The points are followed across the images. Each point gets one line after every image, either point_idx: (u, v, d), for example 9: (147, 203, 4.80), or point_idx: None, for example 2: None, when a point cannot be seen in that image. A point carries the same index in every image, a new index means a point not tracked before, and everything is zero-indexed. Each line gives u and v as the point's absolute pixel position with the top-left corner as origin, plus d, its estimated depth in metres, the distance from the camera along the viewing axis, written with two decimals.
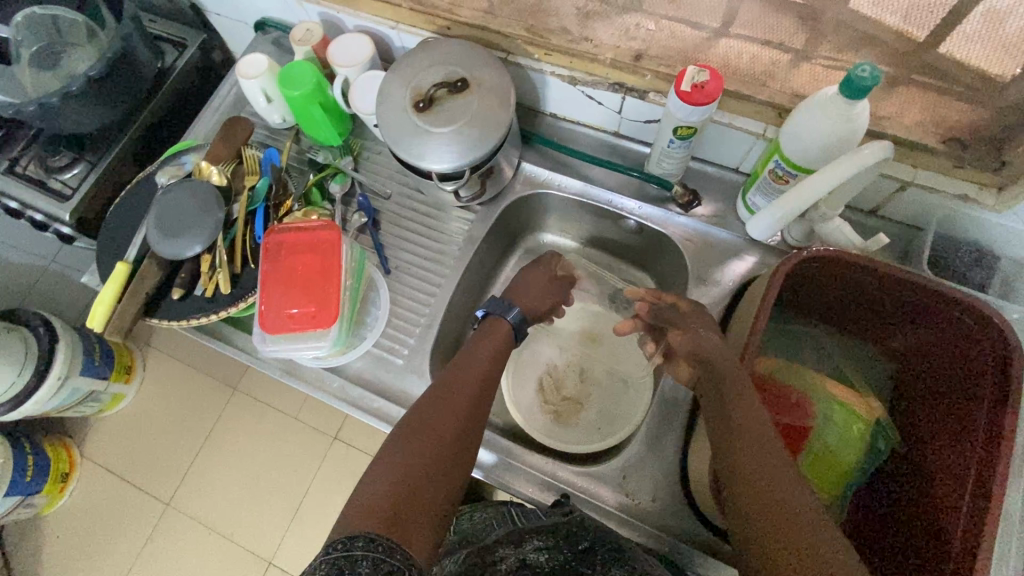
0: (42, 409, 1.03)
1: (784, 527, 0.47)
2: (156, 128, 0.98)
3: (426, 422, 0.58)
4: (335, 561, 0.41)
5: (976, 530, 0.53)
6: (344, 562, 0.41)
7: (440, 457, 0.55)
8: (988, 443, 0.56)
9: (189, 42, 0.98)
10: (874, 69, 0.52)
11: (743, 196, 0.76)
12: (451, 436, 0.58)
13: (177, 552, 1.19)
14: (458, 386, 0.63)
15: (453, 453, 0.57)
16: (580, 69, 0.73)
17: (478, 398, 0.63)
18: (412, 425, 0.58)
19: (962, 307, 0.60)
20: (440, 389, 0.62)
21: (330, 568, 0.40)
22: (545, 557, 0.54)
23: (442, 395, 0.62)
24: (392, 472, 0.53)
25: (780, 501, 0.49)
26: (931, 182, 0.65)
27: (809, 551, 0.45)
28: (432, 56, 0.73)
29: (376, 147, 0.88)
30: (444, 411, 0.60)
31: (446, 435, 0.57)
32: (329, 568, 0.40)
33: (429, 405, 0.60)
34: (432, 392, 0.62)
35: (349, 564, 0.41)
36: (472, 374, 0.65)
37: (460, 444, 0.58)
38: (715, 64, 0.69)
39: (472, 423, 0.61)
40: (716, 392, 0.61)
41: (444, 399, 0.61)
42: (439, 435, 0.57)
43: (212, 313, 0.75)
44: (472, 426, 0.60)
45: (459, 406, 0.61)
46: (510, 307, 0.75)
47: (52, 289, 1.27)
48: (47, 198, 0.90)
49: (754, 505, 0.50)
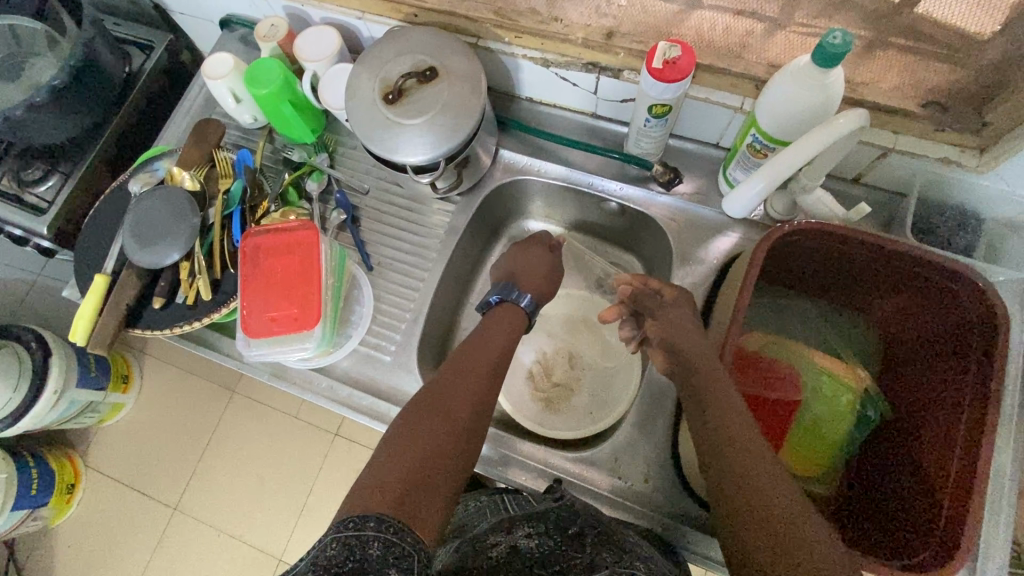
0: (43, 422, 1.04)
1: (766, 504, 0.47)
2: (129, 134, 0.96)
3: (430, 406, 0.57)
4: (346, 542, 0.40)
5: (962, 500, 0.54)
6: (354, 541, 0.41)
7: (449, 439, 0.55)
8: (976, 410, 0.56)
9: (155, 44, 0.96)
10: (846, 35, 0.51)
11: (723, 171, 0.75)
12: (460, 420, 0.57)
13: (188, 556, 1.20)
14: (465, 371, 0.62)
15: (464, 445, 0.55)
16: (552, 50, 0.72)
17: (487, 390, 0.62)
18: (417, 411, 0.57)
19: (947, 273, 0.59)
20: (444, 376, 0.61)
21: (341, 546, 0.40)
22: (535, 543, 0.54)
23: (445, 380, 0.61)
24: (388, 456, 0.52)
25: (762, 480, 0.49)
26: (912, 146, 0.64)
27: (792, 532, 0.45)
28: (399, 45, 0.71)
29: (352, 142, 0.87)
30: (455, 396, 0.59)
31: (455, 423, 0.56)
32: (340, 548, 0.40)
33: (434, 391, 0.59)
34: (436, 378, 0.61)
35: (359, 543, 0.41)
36: (479, 361, 0.64)
37: (470, 426, 0.57)
38: (689, 38, 0.67)
39: (483, 409, 0.60)
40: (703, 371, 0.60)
41: (454, 383, 0.60)
42: (445, 416, 0.56)
43: (195, 320, 0.74)
44: (483, 410, 0.60)
45: (468, 389, 0.60)
46: (522, 295, 0.74)
47: (41, 302, 1.27)
48: (23, 213, 0.89)
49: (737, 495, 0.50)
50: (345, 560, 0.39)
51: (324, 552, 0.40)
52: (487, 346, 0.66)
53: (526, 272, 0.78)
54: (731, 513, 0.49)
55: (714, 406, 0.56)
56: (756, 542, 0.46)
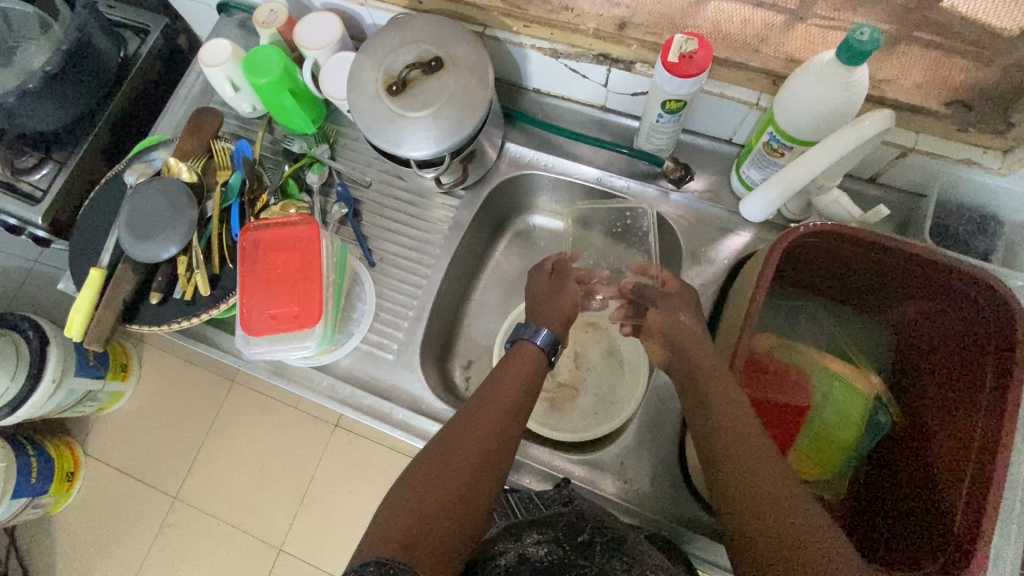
0: (41, 411, 1.02)
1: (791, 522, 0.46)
2: (125, 121, 0.94)
3: (441, 456, 0.54)
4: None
5: (976, 509, 0.52)
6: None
7: (457, 488, 0.52)
8: (991, 419, 0.55)
9: (151, 28, 0.93)
10: (874, 31, 0.49)
11: (737, 169, 0.73)
12: (472, 472, 0.53)
13: (189, 545, 1.20)
14: (481, 416, 0.58)
15: (482, 478, 0.54)
16: (561, 40, 0.69)
17: (506, 416, 0.59)
18: (441, 445, 0.56)
19: (966, 279, 0.57)
20: (463, 420, 0.58)
21: None
22: (544, 551, 0.53)
23: (463, 424, 0.58)
24: (403, 499, 0.51)
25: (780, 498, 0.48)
26: (933, 147, 0.62)
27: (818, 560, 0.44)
28: (403, 35, 0.69)
29: (353, 133, 0.85)
30: (466, 444, 0.55)
31: (469, 454, 0.54)
32: None
33: (459, 423, 0.58)
34: (460, 417, 0.59)
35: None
36: (497, 403, 0.60)
37: (482, 478, 0.54)
38: (704, 29, 0.64)
39: (500, 458, 0.56)
40: (692, 379, 0.60)
41: (467, 430, 0.57)
42: (455, 460, 0.54)
43: (193, 316, 0.73)
44: (498, 455, 0.56)
45: (483, 438, 0.56)
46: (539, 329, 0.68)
47: (38, 289, 1.25)
48: (16, 202, 0.87)
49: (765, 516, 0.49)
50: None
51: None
52: (501, 381, 0.62)
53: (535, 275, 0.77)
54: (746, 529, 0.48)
55: (727, 416, 0.54)
56: (771, 561, 0.45)
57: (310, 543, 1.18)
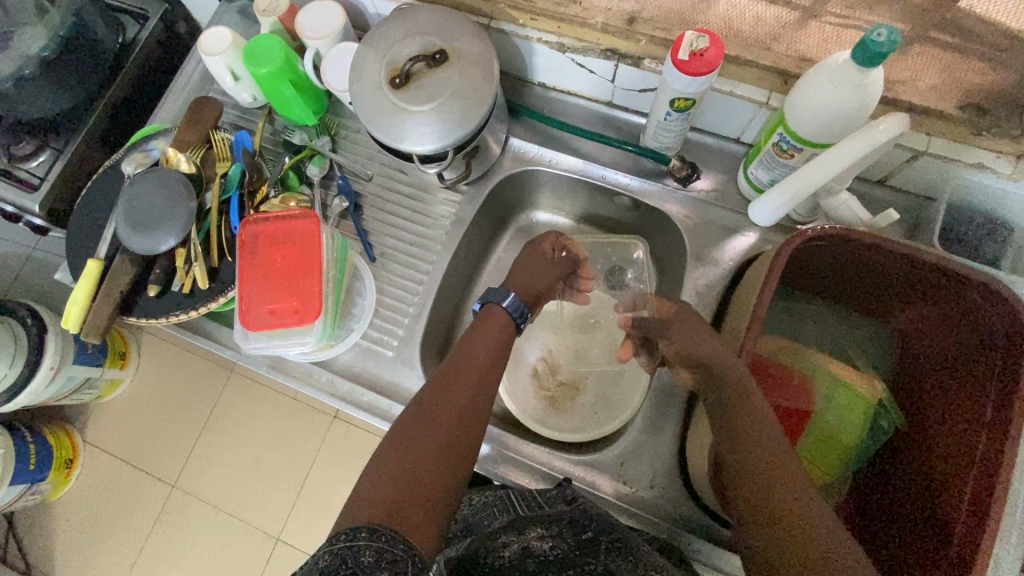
0: (39, 398, 1.01)
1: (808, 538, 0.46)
2: (124, 108, 0.92)
3: (422, 420, 0.54)
4: (337, 552, 0.39)
5: (980, 515, 0.51)
6: (348, 552, 0.39)
7: (439, 453, 0.51)
8: (996, 427, 0.54)
9: (150, 14, 0.91)
10: (892, 33, 0.47)
11: (744, 169, 0.72)
12: (451, 435, 0.53)
13: (188, 533, 1.20)
14: (457, 378, 0.58)
15: (462, 445, 0.53)
16: (569, 35, 0.67)
17: (480, 385, 0.59)
18: (419, 412, 0.55)
19: (977, 287, 0.56)
20: (437, 384, 0.58)
21: (332, 559, 0.39)
22: (549, 546, 0.54)
23: (440, 386, 0.58)
24: (386, 465, 0.50)
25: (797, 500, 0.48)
26: (945, 150, 0.61)
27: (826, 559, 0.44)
28: (408, 25, 0.67)
29: (355, 125, 0.83)
30: (445, 408, 0.55)
31: (447, 422, 0.54)
32: (332, 559, 0.39)
33: (435, 392, 0.57)
34: (432, 384, 0.58)
35: (350, 552, 0.39)
36: (470, 368, 0.60)
37: (460, 439, 0.54)
38: (715, 26, 0.62)
39: (475, 419, 0.56)
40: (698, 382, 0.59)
41: (443, 395, 0.57)
42: (437, 428, 0.53)
43: (192, 310, 0.72)
44: (473, 420, 0.56)
45: (457, 402, 0.56)
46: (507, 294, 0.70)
47: (36, 277, 1.24)
48: (14, 189, 0.86)
49: (773, 510, 0.48)
50: (339, 569, 0.38)
51: (318, 563, 0.39)
52: (478, 355, 0.62)
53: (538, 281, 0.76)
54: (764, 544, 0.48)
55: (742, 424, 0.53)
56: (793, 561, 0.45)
57: (309, 533, 1.18)
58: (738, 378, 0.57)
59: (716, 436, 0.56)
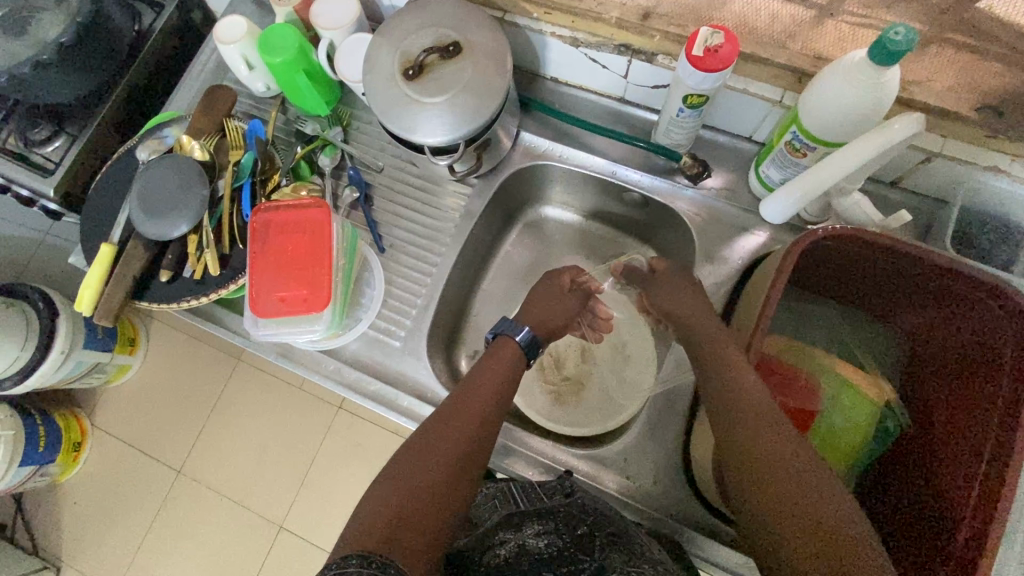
0: (48, 381, 1.02)
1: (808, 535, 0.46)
2: (139, 96, 0.93)
3: (423, 450, 0.54)
4: None
5: (985, 517, 0.51)
6: None
7: (438, 483, 0.51)
8: (1003, 430, 0.53)
9: (166, 2, 0.92)
10: (909, 32, 0.47)
11: (756, 168, 0.72)
12: (453, 465, 0.53)
13: (190, 518, 1.21)
14: (463, 409, 0.59)
15: (464, 478, 0.53)
16: (583, 29, 0.68)
17: (487, 416, 0.59)
18: (419, 443, 0.55)
19: (987, 290, 0.56)
20: (441, 416, 0.58)
21: None
22: (544, 543, 0.55)
23: (447, 413, 0.58)
24: (384, 493, 0.50)
25: (804, 498, 0.48)
26: (959, 152, 0.61)
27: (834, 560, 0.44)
28: (421, 17, 0.68)
29: (367, 116, 0.84)
30: (447, 438, 0.55)
31: (450, 452, 0.54)
32: None
33: (440, 421, 0.57)
34: (438, 413, 0.59)
35: None
36: (480, 396, 0.61)
37: (464, 473, 0.54)
38: (730, 22, 0.62)
39: (478, 449, 0.56)
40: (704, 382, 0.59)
41: (447, 424, 0.57)
42: (438, 458, 0.53)
43: (202, 296, 0.72)
44: (478, 452, 0.56)
45: (467, 425, 0.57)
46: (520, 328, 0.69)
47: (49, 261, 1.26)
48: (29, 172, 0.86)
49: (783, 500, 0.48)
50: None
51: None
52: (483, 380, 0.62)
53: (548, 289, 0.75)
54: (772, 547, 0.48)
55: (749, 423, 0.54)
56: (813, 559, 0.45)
57: (311, 522, 1.19)
58: (744, 378, 0.57)
59: (721, 434, 0.56)
